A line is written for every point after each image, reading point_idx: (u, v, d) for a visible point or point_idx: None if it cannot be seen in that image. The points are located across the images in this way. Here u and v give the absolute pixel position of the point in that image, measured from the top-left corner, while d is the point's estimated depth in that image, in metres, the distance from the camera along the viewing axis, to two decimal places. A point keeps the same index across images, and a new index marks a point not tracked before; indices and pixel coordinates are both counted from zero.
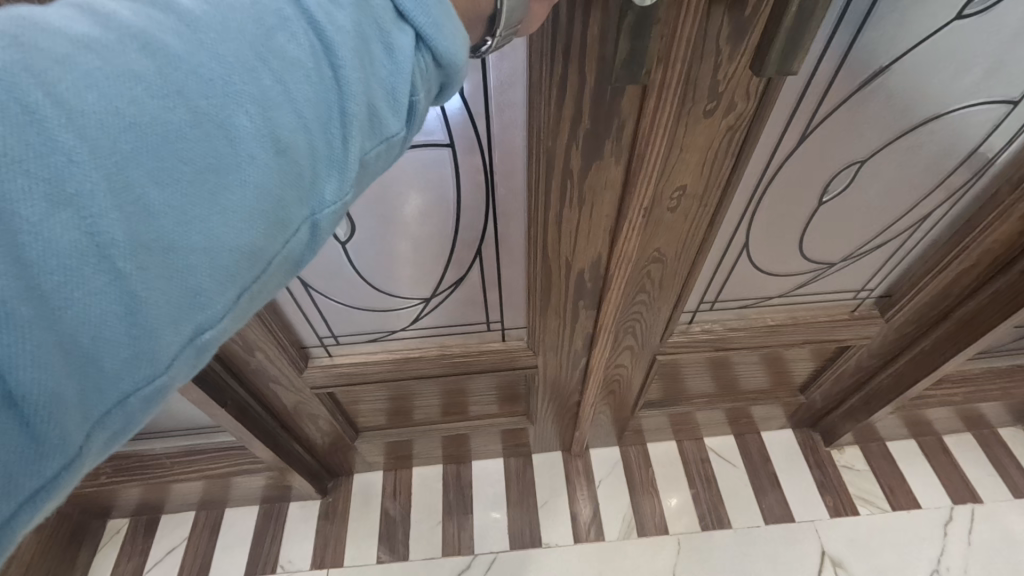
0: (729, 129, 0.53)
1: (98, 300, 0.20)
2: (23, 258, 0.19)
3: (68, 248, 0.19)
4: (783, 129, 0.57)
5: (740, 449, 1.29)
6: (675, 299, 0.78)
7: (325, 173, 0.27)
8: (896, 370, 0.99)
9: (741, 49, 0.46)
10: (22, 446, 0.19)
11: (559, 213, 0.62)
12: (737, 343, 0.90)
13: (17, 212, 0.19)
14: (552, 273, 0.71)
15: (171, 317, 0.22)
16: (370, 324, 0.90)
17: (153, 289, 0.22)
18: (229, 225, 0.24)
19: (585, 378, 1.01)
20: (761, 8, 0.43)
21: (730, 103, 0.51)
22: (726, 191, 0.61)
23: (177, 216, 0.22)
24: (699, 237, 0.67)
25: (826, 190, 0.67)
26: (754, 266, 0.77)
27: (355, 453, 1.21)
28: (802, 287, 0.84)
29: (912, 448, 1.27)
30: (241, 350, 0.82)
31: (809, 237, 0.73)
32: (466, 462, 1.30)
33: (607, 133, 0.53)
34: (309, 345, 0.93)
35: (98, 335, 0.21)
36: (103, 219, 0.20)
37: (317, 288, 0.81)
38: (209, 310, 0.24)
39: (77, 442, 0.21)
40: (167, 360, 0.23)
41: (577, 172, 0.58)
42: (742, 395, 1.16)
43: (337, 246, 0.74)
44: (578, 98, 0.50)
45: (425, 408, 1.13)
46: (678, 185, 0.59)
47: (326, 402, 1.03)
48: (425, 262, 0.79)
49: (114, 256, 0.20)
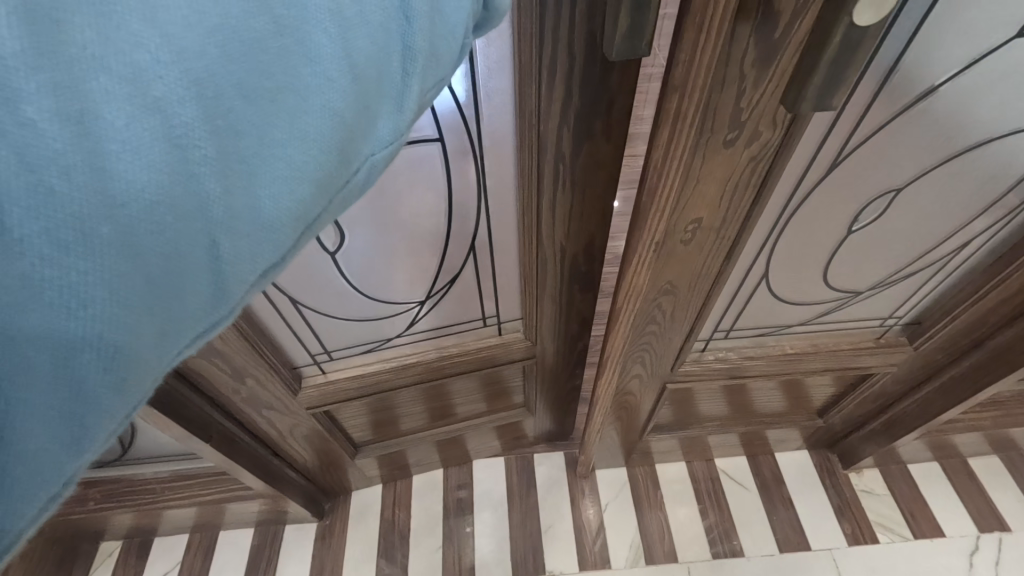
0: (751, 161, 0.48)
1: (183, 221, 0.20)
2: (107, 170, 0.18)
3: (157, 166, 0.19)
4: (808, 160, 0.52)
5: (753, 470, 1.24)
6: (686, 331, 0.73)
7: (386, 109, 0.25)
8: (924, 396, 0.93)
9: (769, 73, 0.40)
10: (101, 371, 0.20)
11: (551, 202, 0.69)
12: (753, 371, 0.84)
13: (103, 115, 0.18)
14: (543, 262, 0.78)
15: (245, 249, 0.22)
16: (363, 335, 0.88)
17: (233, 218, 0.21)
18: (305, 154, 0.23)
19: (578, 368, 1.04)
20: (794, 29, 0.37)
21: (754, 132, 0.45)
22: (746, 224, 0.55)
23: (259, 138, 0.21)
24: (714, 269, 0.62)
25: (857, 219, 0.60)
26: (775, 296, 0.71)
27: (355, 469, 1.18)
28: (822, 316, 0.77)
29: (936, 469, 1.21)
30: (231, 378, 0.78)
31: (835, 267, 0.67)
32: (469, 462, 1.28)
33: (599, 111, 0.58)
34: (301, 364, 0.89)
35: (179, 259, 0.20)
36: (188, 133, 0.19)
37: (307, 302, 0.78)
38: (278, 242, 0.23)
39: (152, 366, 0.22)
40: (237, 289, 0.23)
41: (569, 154, 0.63)
42: (756, 418, 1.10)
43: (326, 255, 0.72)
44: (567, 79, 0.55)
45: (412, 416, 1.10)
46: (693, 218, 0.53)
47: (322, 421, 0.99)
48: (418, 260, 0.79)
49: (201, 177, 0.20)
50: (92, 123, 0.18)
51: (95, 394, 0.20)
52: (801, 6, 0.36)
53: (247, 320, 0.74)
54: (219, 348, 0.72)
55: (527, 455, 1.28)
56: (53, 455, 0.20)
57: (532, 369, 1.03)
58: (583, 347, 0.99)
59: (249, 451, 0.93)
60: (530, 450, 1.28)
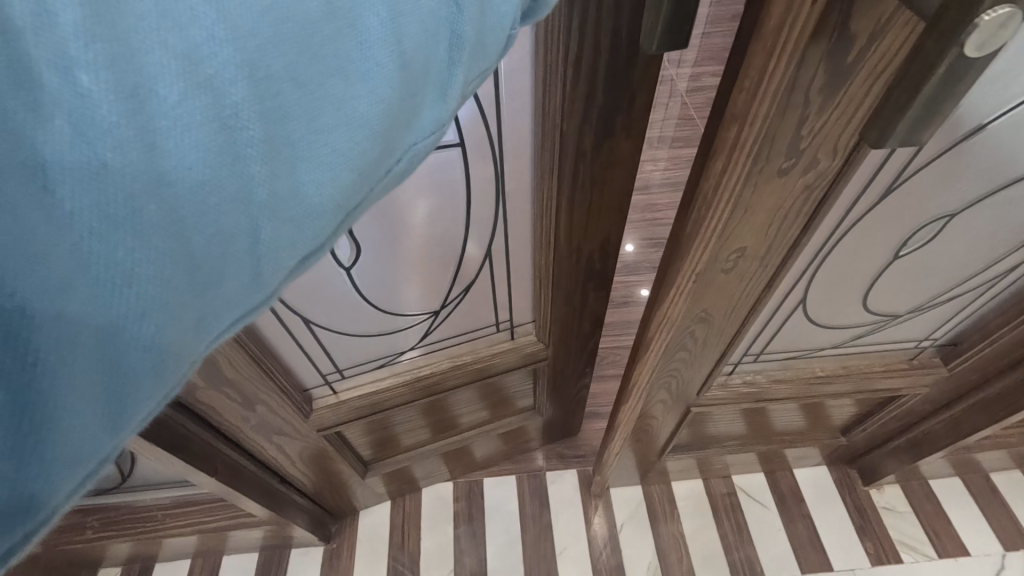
0: (806, 189, 0.44)
1: (226, 202, 0.20)
2: (158, 147, 0.18)
3: (205, 146, 0.19)
4: (863, 189, 0.48)
5: (771, 487, 1.21)
6: (717, 355, 0.70)
7: (432, 97, 0.24)
8: (953, 415, 0.91)
9: (834, 101, 0.37)
10: (139, 342, 0.20)
11: (570, 202, 0.69)
12: (781, 395, 0.81)
13: (157, 90, 0.18)
14: (563, 259, 0.78)
15: (284, 235, 0.21)
16: (376, 349, 0.87)
17: (274, 204, 0.21)
18: (349, 142, 0.22)
19: (588, 365, 1.07)
20: (867, 54, 0.34)
21: (812, 160, 0.41)
22: (792, 252, 0.52)
23: (305, 123, 0.20)
24: (753, 295, 0.58)
25: (904, 244, 0.57)
26: (810, 319, 0.67)
27: (365, 487, 1.15)
28: (858, 338, 0.74)
29: (958, 485, 1.19)
30: (241, 406, 0.74)
31: (876, 291, 0.63)
32: (479, 479, 1.25)
33: (619, 106, 0.60)
34: (311, 386, 0.87)
35: (220, 239, 0.20)
36: (236, 113, 0.19)
37: (320, 322, 0.77)
38: (317, 231, 0.22)
39: (190, 343, 0.22)
40: (274, 276, 0.22)
41: (590, 151, 0.63)
42: (774, 437, 1.06)
43: (342, 271, 0.71)
44: (591, 78, 0.55)
45: (409, 432, 1.08)
46: (737, 247, 0.50)
47: (333, 444, 0.96)
48: (434, 270, 0.79)
49: (246, 160, 0.20)
50: (145, 97, 0.18)
51: (132, 366, 0.20)
52: (879, 28, 0.33)
53: (258, 344, 0.72)
54: (230, 376, 0.69)
55: (539, 473, 1.25)
56: (93, 422, 0.21)
57: (543, 372, 1.04)
58: (594, 344, 1.01)
59: (255, 479, 0.90)
60: (542, 468, 1.25)
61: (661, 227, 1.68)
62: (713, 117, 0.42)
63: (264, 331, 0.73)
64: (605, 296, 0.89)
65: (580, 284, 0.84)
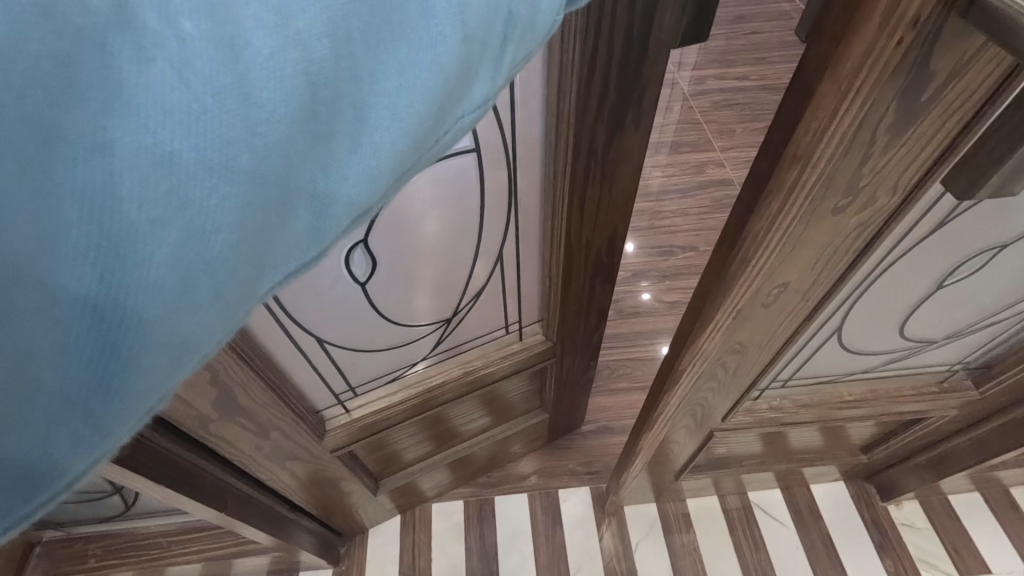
0: (858, 226, 0.42)
1: (298, 155, 0.22)
2: (249, 98, 0.20)
3: (288, 99, 0.21)
4: (914, 227, 0.45)
5: (788, 503, 1.19)
6: (746, 383, 0.68)
7: (481, 71, 0.27)
8: (979, 435, 0.88)
9: (901, 140, 0.34)
10: (210, 286, 0.22)
11: (582, 201, 0.67)
12: (807, 418, 0.79)
13: (251, 44, 0.20)
14: (572, 258, 0.76)
15: (344, 189, 0.24)
16: (387, 363, 0.85)
17: (338, 161, 0.23)
18: (410, 108, 0.24)
19: (592, 360, 1.05)
20: (944, 92, 0.31)
21: (869, 199, 0.39)
22: (836, 285, 0.49)
23: (373, 85, 0.23)
24: (789, 328, 0.56)
25: (948, 276, 0.54)
26: (842, 346, 0.65)
27: (377, 501, 1.12)
28: (889, 363, 0.71)
29: (976, 501, 1.17)
30: (255, 434, 0.72)
31: (913, 318, 0.61)
32: (490, 498, 1.22)
33: (630, 99, 0.58)
34: (323, 407, 0.84)
35: (291, 190, 0.22)
36: (316, 70, 0.21)
37: (333, 340, 0.74)
38: (373, 192, 0.24)
39: (251, 293, 0.23)
40: (330, 232, 0.24)
41: (601, 149, 0.62)
42: (794, 457, 1.03)
43: (356, 287, 0.69)
44: (605, 72, 0.54)
45: (414, 445, 1.05)
46: (780, 282, 0.47)
47: (345, 463, 0.93)
48: (447, 281, 0.77)
49: (320, 116, 0.22)
50: (242, 50, 0.20)
51: (201, 310, 0.22)
52: (958, 67, 0.30)
53: (271, 368, 0.69)
54: (244, 405, 0.66)
55: (551, 490, 1.23)
56: (161, 364, 0.22)
57: (551, 370, 1.03)
58: (599, 336, 0.99)
59: (265, 508, 0.87)
60: (554, 486, 1.23)
61: (668, 234, 1.66)
62: (769, 150, 0.39)
63: (275, 357, 0.70)
64: (607, 290, 0.87)
65: (589, 283, 0.83)
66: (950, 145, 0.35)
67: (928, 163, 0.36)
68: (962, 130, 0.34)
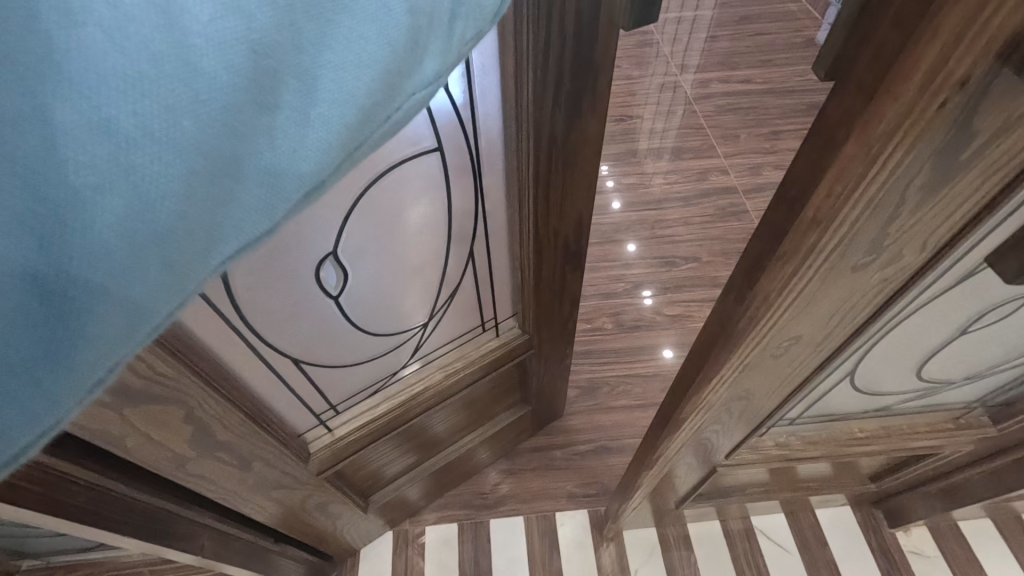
0: (880, 282, 0.38)
1: (245, 128, 0.21)
2: (190, 64, 0.19)
3: (232, 66, 0.20)
4: (939, 281, 0.40)
5: (793, 529, 1.15)
6: (754, 422, 0.64)
7: (432, 46, 0.26)
8: (993, 467, 0.84)
9: (936, 198, 0.30)
10: (155, 260, 0.21)
11: (548, 186, 0.67)
12: (815, 455, 0.75)
13: (191, 12, 0.19)
14: (542, 246, 0.75)
15: (295, 163, 0.23)
16: (368, 375, 0.82)
17: (286, 135, 0.22)
18: (358, 79, 0.23)
19: (570, 346, 1.06)
20: (987, 152, 0.27)
21: (894, 256, 0.35)
22: (853, 336, 0.45)
23: (321, 54, 0.22)
24: (800, 375, 0.52)
25: (972, 322, 0.49)
26: (854, 387, 0.61)
27: (369, 519, 1.08)
28: (901, 402, 0.68)
29: (988, 527, 1.13)
30: (238, 467, 0.68)
31: (932, 361, 0.57)
32: (485, 520, 1.19)
33: (585, 86, 0.59)
34: (305, 430, 0.80)
35: (238, 164, 0.22)
36: (261, 38, 0.20)
37: (309, 360, 0.71)
38: (326, 170, 0.24)
39: (201, 274, 0.23)
40: (283, 212, 0.23)
41: (561, 134, 0.62)
42: (800, 486, 0.98)
43: (329, 301, 0.65)
44: (560, 58, 0.54)
45: (397, 460, 1.02)
46: (792, 334, 0.43)
47: (332, 485, 0.90)
48: (422, 283, 0.75)
49: (265, 86, 0.21)
50: (181, 15, 0.19)
51: (149, 288, 0.22)
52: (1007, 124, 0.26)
53: (249, 398, 0.65)
54: (224, 440, 0.63)
55: (548, 514, 1.19)
56: (109, 342, 0.22)
57: (531, 362, 1.03)
58: (573, 323, 0.98)
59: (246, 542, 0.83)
60: (552, 509, 1.19)
61: (670, 245, 1.61)
62: (782, 203, 0.35)
63: (252, 387, 0.66)
64: (577, 275, 0.86)
65: (560, 270, 0.83)
66: (989, 206, 0.31)
67: (961, 222, 0.32)
68: (1004, 189, 0.30)
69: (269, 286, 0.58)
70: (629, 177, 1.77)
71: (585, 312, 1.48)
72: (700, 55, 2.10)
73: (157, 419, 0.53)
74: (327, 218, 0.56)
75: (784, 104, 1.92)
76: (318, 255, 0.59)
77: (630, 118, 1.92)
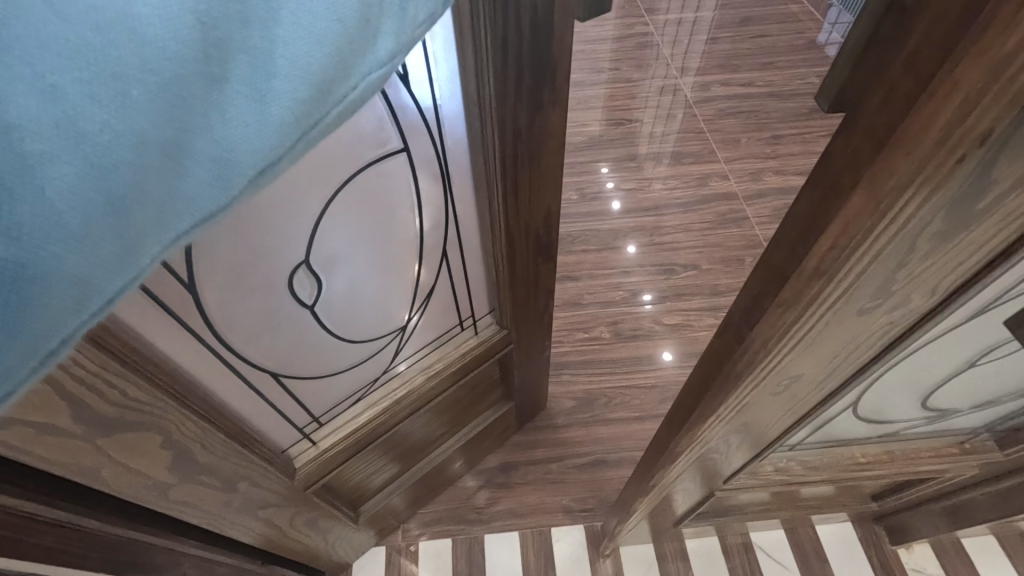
0: (885, 325, 0.35)
1: (192, 103, 0.20)
2: (137, 36, 0.19)
3: (178, 38, 0.19)
4: (946, 322, 0.38)
5: (792, 544, 1.14)
6: (755, 450, 0.62)
7: (388, 21, 0.25)
8: (998, 490, 0.82)
9: (947, 246, 0.28)
10: (103, 234, 0.20)
11: (517, 180, 0.66)
12: (816, 478, 0.73)
13: None
14: (513, 240, 0.74)
15: (247, 141, 0.22)
16: (349, 384, 0.80)
17: (237, 111, 0.21)
18: (310, 55, 0.22)
19: (548, 338, 1.05)
20: (996, 208, 0.25)
21: (901, 301, 0.33)
22: (857, 374, 0.43)
23: (272, 27, 0.21)
24: (804, 408, 0.50)
25: (980, 356, 0.47)
26: (856, 416, 0.59)
27: (361, 530, 1.07)
28: (907, 428, 0.65)
29: (992, 544, 1.11)
30: (222, 488, 0.66)
31: (939, 393, 0.55)
32: (481, 535, 1.17)
33: (545, 78, 0.58)
34: (288, 445, 0.78)
35: (185, 141, 0.21)
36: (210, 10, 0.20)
37: (288, 373, 0.69)
38: (280, 148, 0.23)
39: (152, 249, 0.22)
40: (236, 191, 0.23)
41: (525, 128, 0.61)
42: (801, 506, 0.96)
43: (305, 312, 0.64)
44: (518, 51, 0.53)
45: (383, 469, 1.00)
46: (793, 374, 0.41)
47: (321, 500, 0.88)
48: (398, 285, 0.73)
49: (214, 60, 0.20)
50: None
51: (99, 263, 0.21)
52: None
53: (229, 417, 0.63)
54: (205, 463, 0.60)
55: (543, 529, 1.18)
56: (56, 320, 0.21)
57: (512, 358, 1.01)
58: (550, 313, 0.98)
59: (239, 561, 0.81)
60: (548, 524, 1.18)
61: (669, 252, 1.59)
62: (782, 244, 0.33)
63: (231, 407, 0.64)
64: (549, 266, 0.86)
65: (533, 263, 0.82)
66: (999, 256, 0.28)
67: (972, 271, 0.30)
68: (1015, 242, 0.27)
69: (242, 301, 0.56)
70: (628, 182, 1.74)
71: (583, 321, 1.46)
72: (700, 57, 2.07)
73: (137, 447, 0.51)
74: (296, 226, 0.54)
75: (786, 108, 1.89)
76: (289, 266, 0.57)
77: (629, 121, 1.89)
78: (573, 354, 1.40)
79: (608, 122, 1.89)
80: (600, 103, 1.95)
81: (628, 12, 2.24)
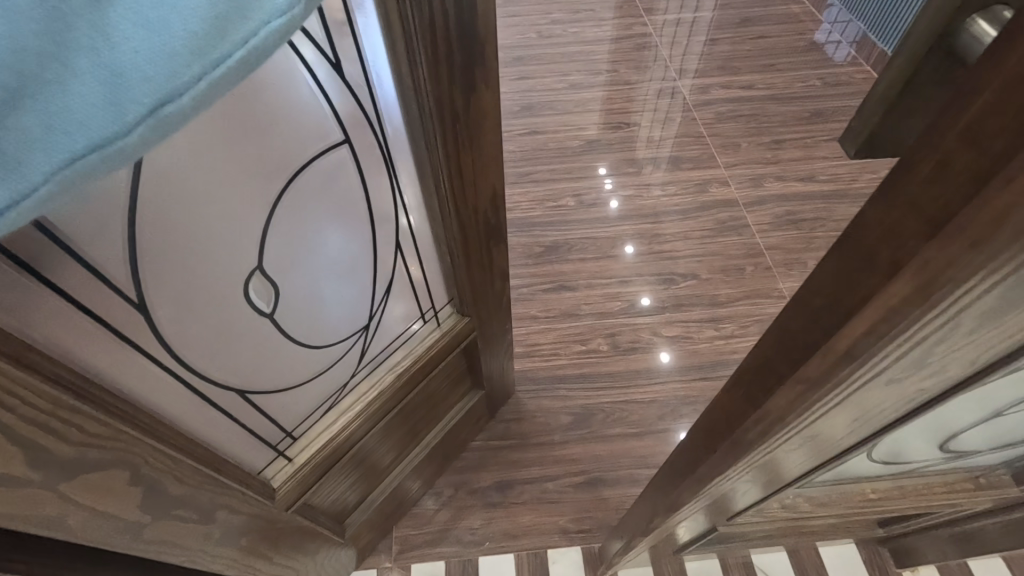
0: (916, 392, 0.32)
1: (80, 24, 0.24)
2: None
3: None
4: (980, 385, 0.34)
5: (796, 567, 1.10)
6: (764, 492, 0.59)
7: None
8: (1010, 521, 0.79)
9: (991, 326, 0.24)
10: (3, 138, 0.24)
11: (459, 159, 0.64)
12: (823, 512, 0.70)
13: None
14: (464, 223, 0.72)
15: (131, 60, 0.25)
16: (317, 394, 0.76)
17: (123, 35, 0.25)
18: None
19: (507, 320, 1.02)
20: None
21: (935, 372, 0.29)
22: (878, 433, 0.39)
23: None
24: (822, 459, 0.47)
25: (1008, 407, 0.44)
26: (872, 459, 0.55)
27: (346, 548, 1.03)
28: (923, 467, 0.62)
29: (1000, 566, 1.08)
30: (201, 523, 0.60)
31: (959, 437, 0.51)
32: (475, 556, 1.14)
33: (476, 54, 0.55)
34: (263, 466, 0.74)
35: (75, 57, 0.24)
36: None
37: (254, 389, 0.65)
38: (168, 77, 0.26)
39: (46, 163, 0.24)
40: (128, 117, 0.25)
41: (461, 105, 0.58)
42: (805, 533, 0.93)
43: (266, 322, 0.60)
44: (447, 31, 0.50)
45: (351, 490, 0.95)
46: (811, 435, 0.37)
47: (304, 525, 0.84)
48: (360, 283, 0.69)
49: None
50: None
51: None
52: None
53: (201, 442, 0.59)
54: (179, 496, 0.55)
55: (539, 551, 1.15)
56: None
57: (475, 345, 0.98)
58: (507, 295, 0.96)
59: None
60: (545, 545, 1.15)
61: (669, 260, 1.55)
62: (801, 310, 0.29)
63: (202, 436, 0.60)
64: (502, 247, 0.84)
65: (486, 244, 0.80)
66: None
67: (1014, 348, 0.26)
68: None
69: (199, 318, 0.52)
70: (628, 187, 1.70)
71: (581, 333, 1.42)
72: (700, 59, 2.03)
73: (102, 486, 0.46)
74: (248, 227, 0.50)
75: (787, 111, 1.85)
76: (242, 272, 0.53)
77: (628, 125, 1.85)
78: (570, 368, 1.36)
79: (606, 126, 1.85)
80: (598, 107, 1.90)
81: (627, 12, 2.20)
